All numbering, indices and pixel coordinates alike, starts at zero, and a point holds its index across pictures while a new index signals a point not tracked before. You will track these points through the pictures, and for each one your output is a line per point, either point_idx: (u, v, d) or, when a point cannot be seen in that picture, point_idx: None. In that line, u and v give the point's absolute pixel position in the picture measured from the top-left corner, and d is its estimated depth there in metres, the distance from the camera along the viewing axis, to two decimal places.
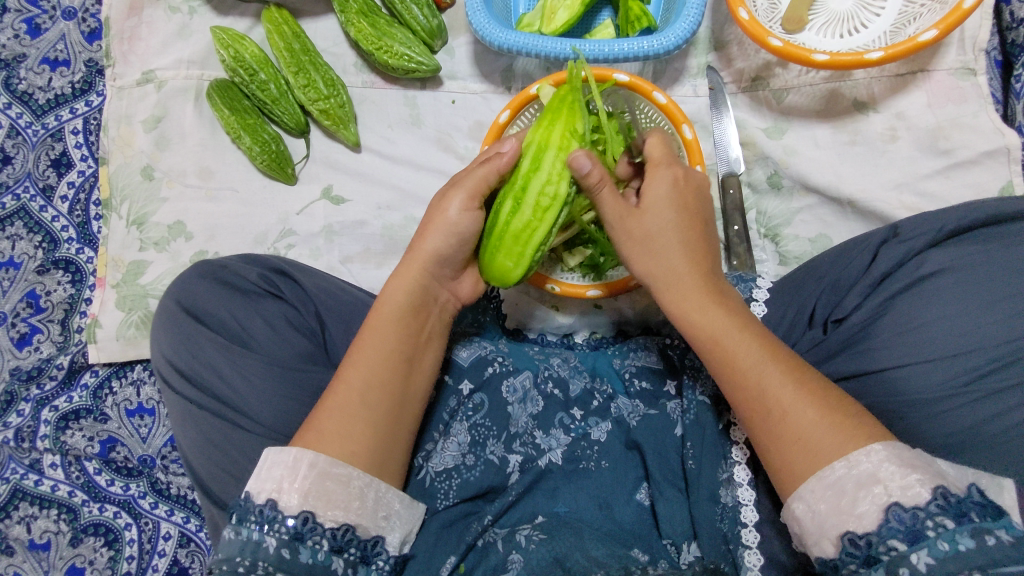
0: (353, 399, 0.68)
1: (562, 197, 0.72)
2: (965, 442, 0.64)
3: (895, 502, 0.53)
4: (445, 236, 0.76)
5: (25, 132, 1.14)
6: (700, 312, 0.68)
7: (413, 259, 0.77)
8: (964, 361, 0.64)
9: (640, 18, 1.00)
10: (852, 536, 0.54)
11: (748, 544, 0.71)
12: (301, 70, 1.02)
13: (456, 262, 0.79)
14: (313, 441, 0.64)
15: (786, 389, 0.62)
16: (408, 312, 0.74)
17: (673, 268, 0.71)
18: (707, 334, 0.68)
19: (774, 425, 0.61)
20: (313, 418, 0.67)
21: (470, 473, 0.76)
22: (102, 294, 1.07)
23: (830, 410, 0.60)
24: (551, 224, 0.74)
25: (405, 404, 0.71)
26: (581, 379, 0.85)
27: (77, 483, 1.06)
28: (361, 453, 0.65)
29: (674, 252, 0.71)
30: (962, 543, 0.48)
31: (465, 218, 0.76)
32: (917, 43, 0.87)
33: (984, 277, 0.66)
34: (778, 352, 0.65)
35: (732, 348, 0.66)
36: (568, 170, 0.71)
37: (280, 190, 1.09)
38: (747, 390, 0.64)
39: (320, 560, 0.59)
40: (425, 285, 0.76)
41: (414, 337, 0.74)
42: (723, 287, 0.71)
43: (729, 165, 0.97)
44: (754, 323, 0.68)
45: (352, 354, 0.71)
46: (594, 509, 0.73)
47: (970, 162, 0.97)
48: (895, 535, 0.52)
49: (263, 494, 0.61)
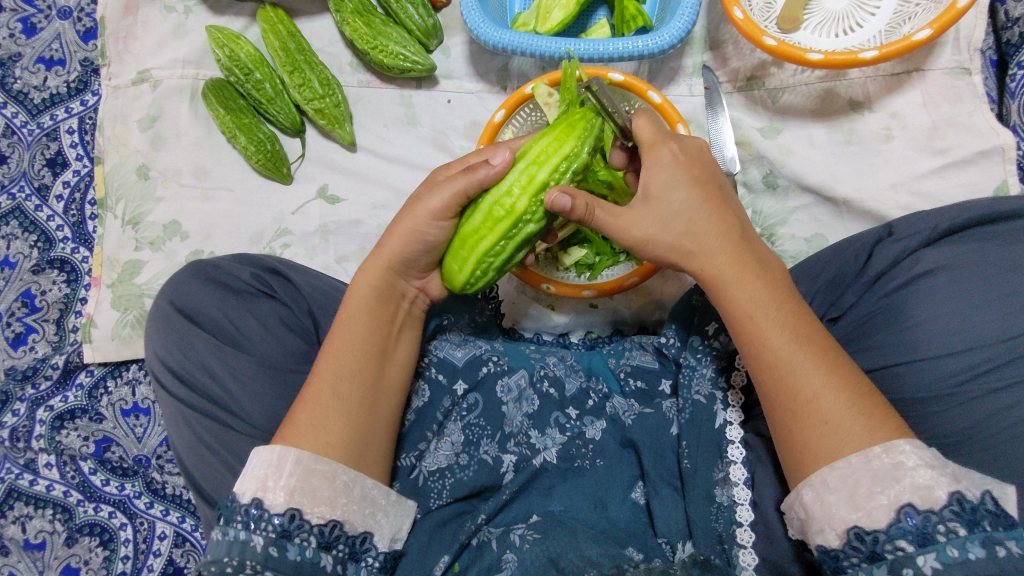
0: (325, 393, 0.68)
1: (515, 212, 0.70)
2: (962, 442, 0.64)
3: (908, 503, 0.53)
4: (415, 238, 0.75)
5: (20, 131, 1.14)
6: (734, 288, 0.67)
7: (376, 258, 0.77)
8: (959, 362, 0.64)
9: (635, 17, 1.00)
10: (859, 530, 0.55)
11: (743, 543, 0.70)
12: (296, 70, 1.01)
13: (424, 265, 0.78)
14: (289, 436, 0.65)
15: (811, 370, 0.61)
16: (374, 304, 0.75)
17: (703, 248, 0.68)
18: (737, 312, 0.66)
19: (800, 407, 0.60)
20: (291, 415, 0.67)
21: (463, 473, 0.76)
22: (97, 294, 1.07)
23: (857, 396, 0.59)
24: (500, 235, 0.72)
25: (379, 395, 0.71)
26: (576, 378, 0.85)
27: (72, 483, 1.05)
28: (336, 444, 0.65)
29: (703, 229, 0.69)
30: (972, 552, 0.50)
31: (432, 228, 0.74)
32: (911, 42, 0.87)
33: (978, 277, 0.66)
34: (811, 329, 0.64)
35: (764, 326, 0.64)
36: (529, 186, 0.69)
37: (275, 189, 1.09)
38: (776, 368, 0.62)
39: (308, 557, 0.59)
40: (391, 281, 0.76)
41: (384, 331, 0.74)
42: (758, 257, 0.69)
43: (725, 164, 0.96)
44: (787, 295, 0.66)
45: (323, 354, 0.72)
46: (589, 508, 0.73)
47: (965, 162, 0.97)
48: (905, 536, 0.52)
49: (247, 494, 0.61)
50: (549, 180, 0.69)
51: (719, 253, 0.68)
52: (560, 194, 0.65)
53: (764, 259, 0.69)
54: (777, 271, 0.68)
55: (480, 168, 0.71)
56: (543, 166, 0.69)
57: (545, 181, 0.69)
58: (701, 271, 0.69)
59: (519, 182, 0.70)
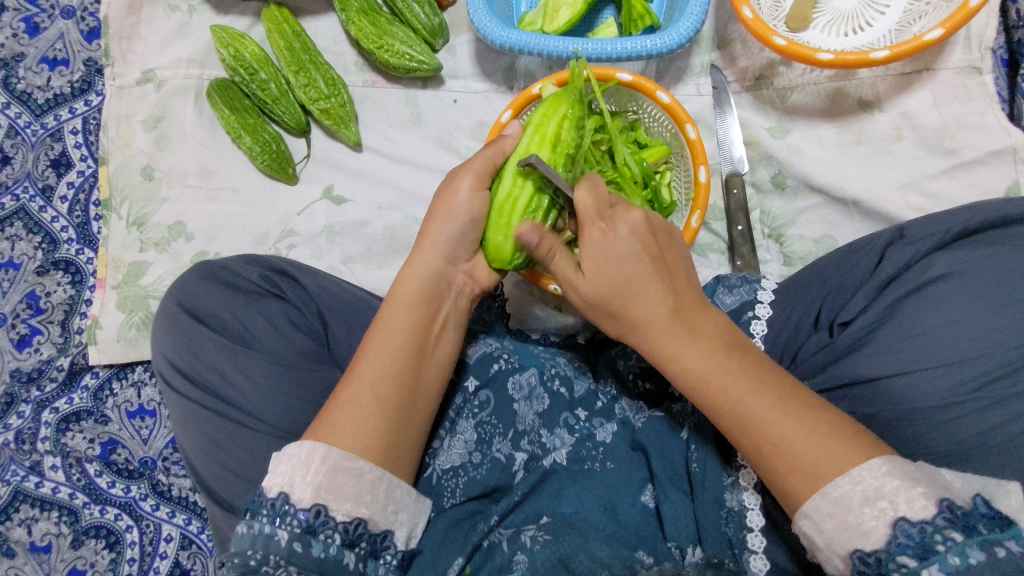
0: (364, 391, 0.67)
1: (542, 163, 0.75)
2: (974, 449, 0.63)
3: (902, 517, 0.51)
4: (457, 218, 0.76)
5: (24, 132, 1.13)
6: (679, 358, 0.66)
7: (425, 247, 0.77)
8: (974, 367, 0.63)
9: (643, 16, 0.99)
10: (861, 553, 0.53)
11: (754, 548, 0.69)
12: (301, 69, 1.01)
13: (470, 243, 0.78)
14: (323, 433, 0.64)
15: (786, 426, 0.59)
16: (420, 300, 0.74)
17: (647, 320, 0.67)
18: (686, 379, 0.65)
19: (772, 455, 0.60)
20: (326, 412, 0.66)
21: (476, 471, 0.76)
22: (103, 295, 1.07)
23: (834, 437, 0.58)
24: (534, 190, 0.75)
25: (418, 394, 0.71)
26: (585, 379, 0.85)
27: (78, 486, 1.05)
28: (373, 448, 0.65)
29: (638, 302, 0.67)
30: (972, 557, 0.47)
31: (475, 200, 0.75)
32: (923, 42, 0.86)
33: (992, 280, 0.65)
34: (768, 389, 0.62)
35: (713, 393, 0.63)
36: (544, 137, 0.75)
37: (281, 190, 1.08)
38: (739, 429, 0.62)
39: (332, 555, 0.59)
40: (439, 273, 0.76)
41: (424, 328, 0.73)
42: (704, 324, 0.67)
43: (732, 164, 0.97)
44: (735, 356, 0.64)
45: (365, 348, 0.71)
46: (599, 510, 0.72)
47: (975, 162, 0.96)
48: (905, 551, 0.50)
49: (275, 488, 0.60)
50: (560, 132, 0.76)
51: (661, 322, 0.66)
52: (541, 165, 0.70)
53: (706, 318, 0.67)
54: (718, 331, 0.66)
55: (498, 140, 0.77)
56: (550, 122, 0.75)
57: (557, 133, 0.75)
58: (646, 341, 0.68)
59: (536, 140, 0.75)
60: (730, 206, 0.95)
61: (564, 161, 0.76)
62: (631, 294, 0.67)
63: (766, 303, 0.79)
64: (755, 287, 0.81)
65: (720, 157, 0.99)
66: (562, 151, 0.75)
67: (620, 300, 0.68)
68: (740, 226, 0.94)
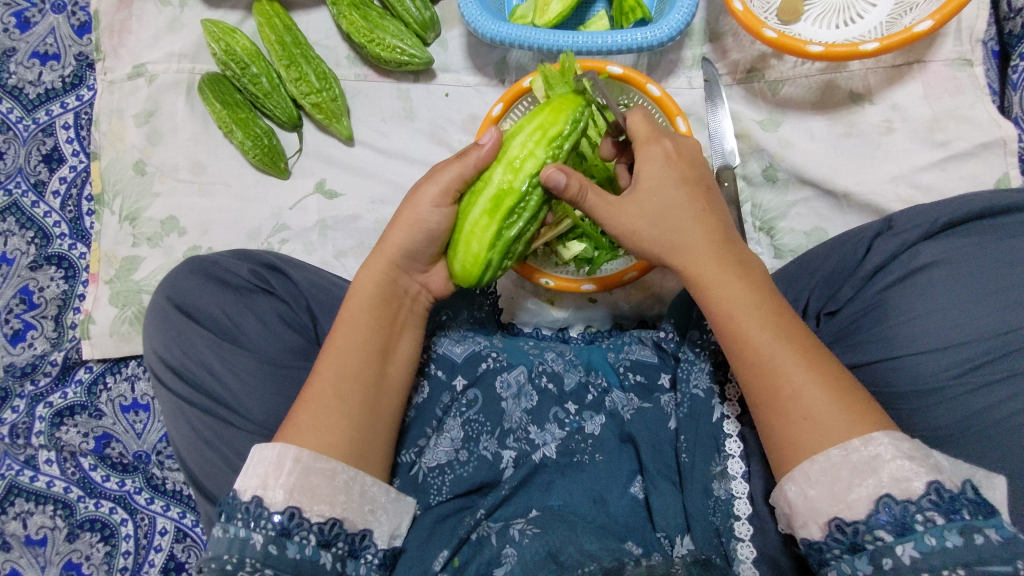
0: (325, 391, 0.68)
1: (496, 182, 0.71)
2: (958, 434, 0.63)
3: (887, 494, 0.53)
4: (416, 231, 0.75)
5: (16, 127, 1.13)
6: (720, 283, 0.66)
7: (381, 254, 0.77)
8: (957, 353, 0.63)
9: (634, 9, 0.99)
10: (839, 522, 0.54)
11: (741, 537, 0.69)
12: (292, 63, 1.01)
13: (426, 256, 0.78)
14: (290, 434, 0.65)
15: (796, 365, 0.60)
16: (377, 301, 0.74)
17: (687, 241, 0.68)
18: (720, 312, 0.66)
19: (783, 426, 0.59)
20: (292, 414, 0.67)
21: (463, 469, 0.76)
22: (95, 290, 1.07)
23: (839, 391, 0.58)
24: (484, 211, 0.72)
25: (380, 395, 0.71)
26: (575, 373, 0.84)
27: (73, 479, 1.06)
28: (338, 445, 0.65)
29: (685, 226, 0.69)
30: (949, 540, 0.49)
31: (435, 215, 0.75)
32: (912, 34, 0.86)
33: (976, 270, 0.66)
34: (797, 329, 0.63)
35: (745, 325, 0.64)
36: (514, 153, 0.71)
37: (273, 184, 1.08)
38: (759, 365, 0.62)
39: (308, 555, 0.60)
40: (395, 278, 0.76)
41: (384, 331, 0.73)
42: (740, 255, 0.68)
43: (724, 156, 0.96)
44: (771, 296, 0.65)
45: (325, 350, 0.72)
46: (588, 502, 0.73)
47: (965, 155, 0.96)
48: (884, 526, 0.52)
49: (248, 491, 0.61)
50: (543, 164, 0.70)
51: (700, 245, 0.68)
52: (555, 171, 0.67)
53: (749, 258, 0.69)
54: (759, 268, 0.68)
55: (471, 151, 0.73)
56: (520, 138, 0.71)
57: (535, 167, 0.70)
58: (687, 263, 0.68)
59: (506, 169, 0.71)
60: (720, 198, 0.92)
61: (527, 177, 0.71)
62: (676, 219, 0.69)
63: None
64: None
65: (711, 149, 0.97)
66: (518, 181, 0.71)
67: (666, 216, 0.69)
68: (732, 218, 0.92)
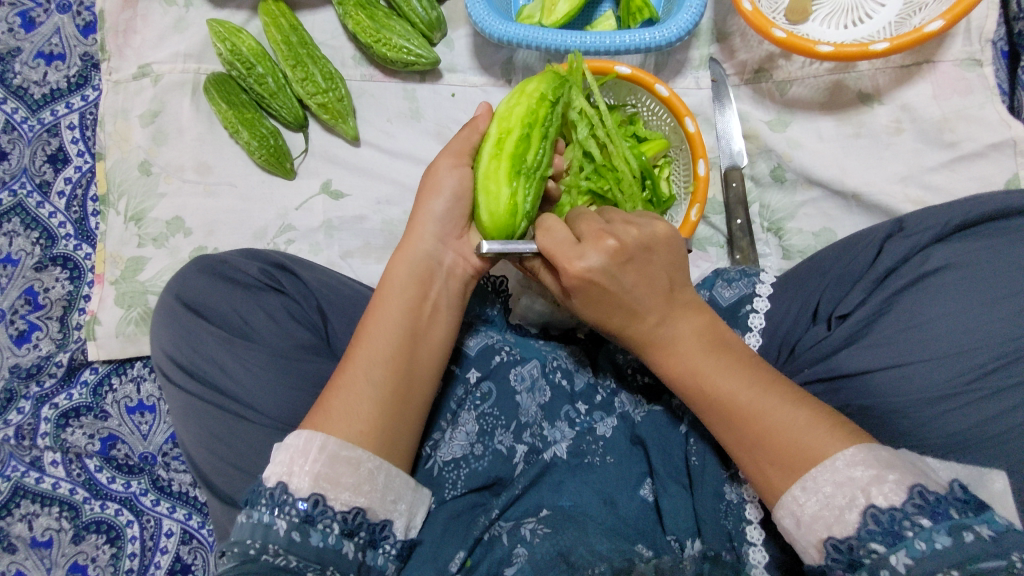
0: (358, 376, 0.68)
1: (496, 131, 0.75)
2: (969, 441, 0.62)
3: (872, 505, 0.52)
4: (441, 195, 0.77)
5: (21, 127, 1.12)
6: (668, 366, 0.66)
7: (416, 230, 0.77)
8: (969, 359, 0.63)
9: (641, 9, 0.98)
10: (835, 541, 0.53)
11: (754, 541, 0.69)
12: (298, 63, 1.00)
13: (457, 223, 0.78)
14: (319, 421, 0.64)
15: (765, 417, 0.59)
16: (412, 283, 0.75)
17: (628, 331, 0.67)
18: (679, 386, 0.66)
19: (771, 446, 0.58)
20: (322, 400, 0.67)
21: (478, 463, 0.76)
22: (101, 291, 1.07)
23: (813, 427, 0.57)
24: (491, 157, 0.75)
25: (413, 380, 0.71)
26: (586, 373, 0.85)
27: (78, 481, 1.05)
28: (369, 433, 0.65)
29: (621, 321, 0.67)
30: (938, 542, 0.48)
31: (452, 176, 0.77)
32: (923, 34, 0.86)
33: (987, 275, 0.65)
34: (758, 385, 0.62)
35: (702, 395, 0.63)
36: (504, 109, 0.76)
37: (278, 184, 1.08)
38: (720, 426, 0.63)
39: (331, 543, 0.59)
40: (429, 254, 0.77)
41: (415, 312, 0.73)
42: (685, 333, 0.66)
43: (732, 157, 0.97)
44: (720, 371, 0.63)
45: (360, 331, 0.72)
46: (598, 504, 0.71)
47: (975, 155, 0.96)
48: (875, 538, 0.51)
49: (274, 477, 0.61)
50: (531, 109, 0.75)
51: (642, 332, 0.66)
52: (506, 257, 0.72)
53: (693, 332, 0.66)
54: (706, 347, 0.65)
55: (473, 121, 0.80)
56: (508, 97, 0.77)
57: (525, 111, 0.75)
58: (635, 344, 0.68)
59: (499, 120, 0.76)
60: (729, 199, 0.95)
61: (520, 118, 0.75)
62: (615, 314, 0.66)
63: (765, 296, 0.79)
64: (754, 281, 0.81)
65: (719, 150, 0.98)
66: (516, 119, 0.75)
67: (605, 315, 0.67)
68: (740, 220, 0.93)
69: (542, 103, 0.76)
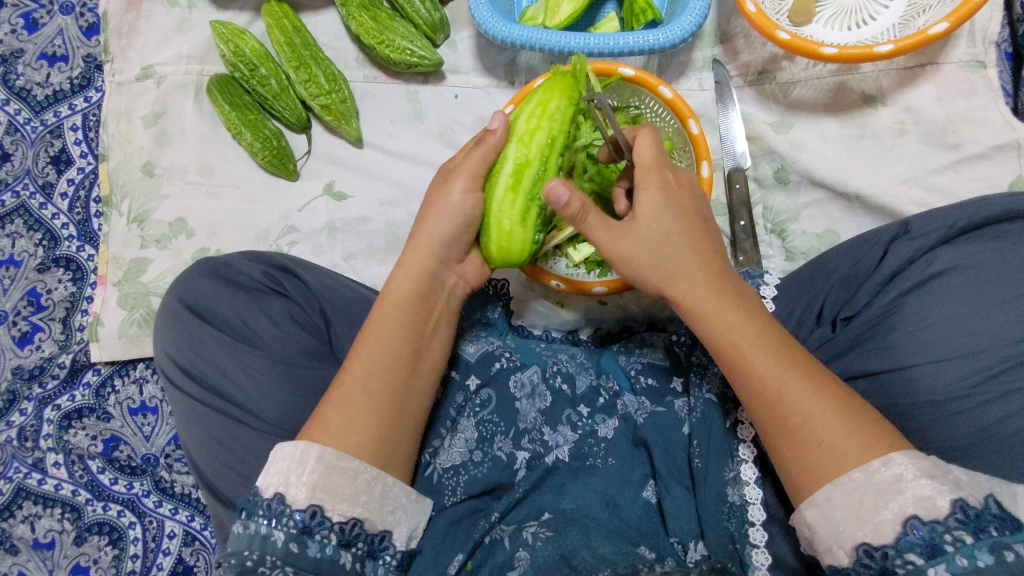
0: (356, 389, 0.67)
1: (516, 159, 0.72)
2: (976, 444, 0.63)
3: (913, 515, 0.52)
4: (449, 219, 0.75)
5: (24, 128, 1.13)
6: (717, 317, 0.65)
7: (419, 245, 0.77)
8: (975, 361, 0.63)
9: (645, 10, 0.98)
10: (867, 546, 0.53)
11: (756, 542, 0.69)
12: (301, 65, 1.00)
13: (463, 244, 0.78)
14: (317, 433, 0.64)
15: (801, 398, 0.60)
16: (415, 298, 0.74)
17: (682, 269, 0.67)
18: (721, 343, 0.65)
19: (798, 443, 0.59)
20: (319, 412, 0.66)
21: (477, 470, 0.75)
22: (103, 293, 1.07)
23: (850, 412, 0.58)
24: (508, 187, 0.73)
25: (410, 392, 0.70)
26: (587, 375, 0.85)
27: (81, 483, 1.05)
28: (366, 445, 0.65)
29: (681, 256, 0.67)
30: (981, 559, 0.47)
31: (467, 201, 0.75)
32: (928, 35, 0.86)
33: (993, 277, 0.65)
34: (799, 360, 0.62)
35: (749, 355, 0.63)
36: (524, 133, 0.72)
37: (282, 186, 1.08)
38: (764, 394, 0.61)
39: (328, 554, 0.59)
40: (432, 272, 0.76)
41: (418, 326, 0.73)
42: (737, 286, 0.68)
43: (735, 159, 0.96)
44: (770, 325, 0.65)
45: (357, 346, 0.71)
46: (601, 506, 0.72)
47: (979, 157, 0.96)
48: (913, 548, 0.51)
49: (271, 488, 0.60)
50: (553, 135, 0.71)
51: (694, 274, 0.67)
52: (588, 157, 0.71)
53: (745, 290, 0.68)
54: (754, 301, 0.67)
55: (487, 138, 0.74)
56: (526, 118, 0.72)
57: (546, 137, 0.71)
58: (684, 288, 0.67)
59: (518, 145, 0.72)
60: (732, 201, 0.94)
61: (541, 147, 0.71)
62: (675, 244, 0.67)
63: (769, 299, 0.78)
64: (757, 283, 0.80)
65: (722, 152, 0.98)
66: (537, 150, 0.71)
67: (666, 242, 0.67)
68: (743, 222, 0.93)
69: (565, 129, 0.72)
